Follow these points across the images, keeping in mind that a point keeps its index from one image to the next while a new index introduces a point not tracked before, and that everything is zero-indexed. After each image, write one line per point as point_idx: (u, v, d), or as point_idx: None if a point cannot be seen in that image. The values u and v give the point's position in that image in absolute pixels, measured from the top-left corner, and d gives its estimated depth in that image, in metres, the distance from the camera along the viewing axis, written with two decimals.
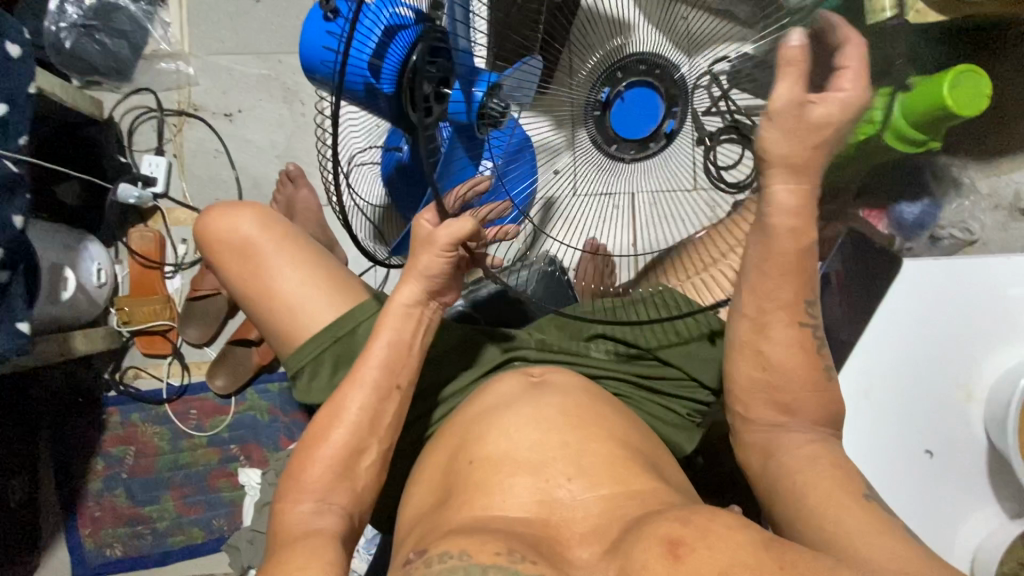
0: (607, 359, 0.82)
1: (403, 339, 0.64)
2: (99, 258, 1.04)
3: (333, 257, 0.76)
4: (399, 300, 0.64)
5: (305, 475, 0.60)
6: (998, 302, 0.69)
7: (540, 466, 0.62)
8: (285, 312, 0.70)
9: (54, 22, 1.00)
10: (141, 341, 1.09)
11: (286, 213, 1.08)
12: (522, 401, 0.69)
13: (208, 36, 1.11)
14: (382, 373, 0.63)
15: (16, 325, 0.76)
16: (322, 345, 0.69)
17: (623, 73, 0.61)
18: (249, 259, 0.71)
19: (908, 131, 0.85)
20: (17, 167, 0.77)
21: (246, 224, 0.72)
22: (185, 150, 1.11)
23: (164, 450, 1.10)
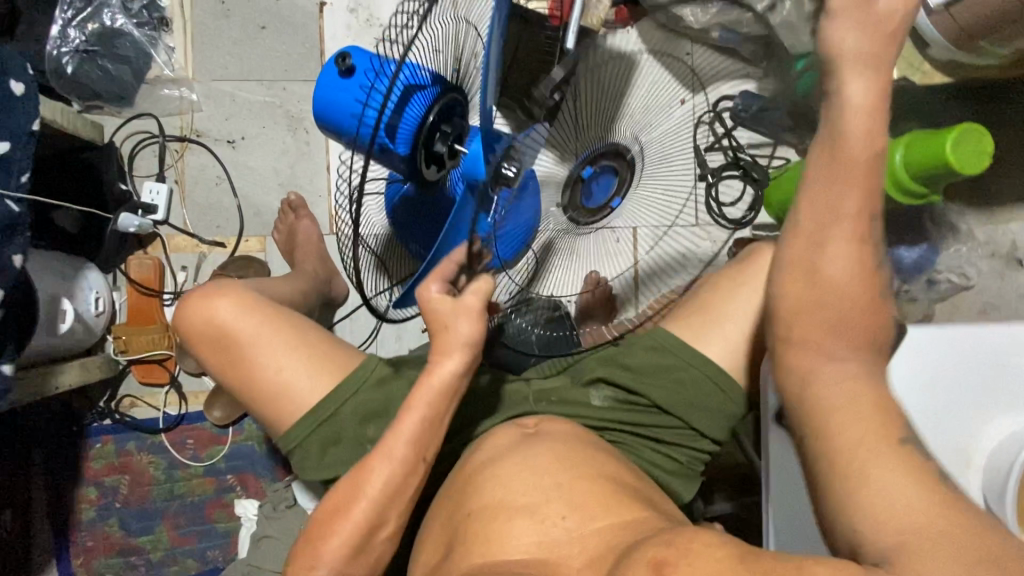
0: (606, 406, 0.81)
1: (436, 416, 0.62)
2: (97, 286, 1.02)
3: (316, 328, 0.70)
4: (442, 371, 0.62)
5: (323, 548, 0.60)
6: (997, 370, 0.70)
7: (535, 507, 0.62)
8: (274, 400, 0.65)
9: (56, 47, 0.99)
10: (138, 370, 1.08)
11: (288, 242, 1.07)
12: (517, 451, 0.70)
13: (212, 61, 1.10)
14: (410, 449, 0.61)
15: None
16: (309, 430, 0.65)
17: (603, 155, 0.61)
18: (226, 350, 0.66)
19: (908, 184, 0.85)
20: (20, 206, 0.75)
21: (222, 310, 0.67)
22: (187, 177, 1.10)
23: (159, 479, 1.09)
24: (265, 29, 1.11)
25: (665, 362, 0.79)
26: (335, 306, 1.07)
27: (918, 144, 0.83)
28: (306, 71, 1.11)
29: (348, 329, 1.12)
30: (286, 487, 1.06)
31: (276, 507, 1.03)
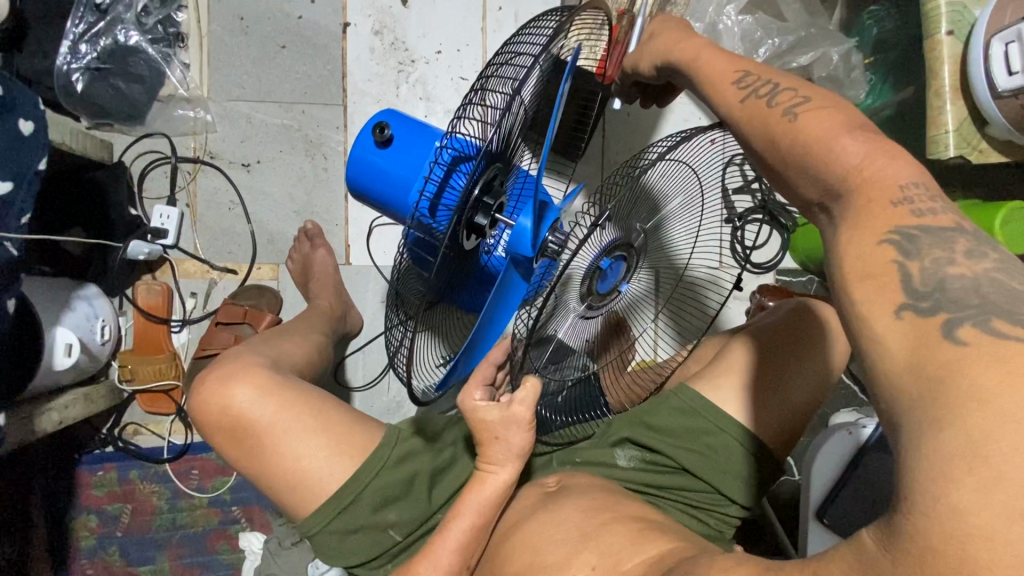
0: (633, 468, 0.78)
1: (485, 523, 0.60)
2: (103, 313, 0.98)
3: (335, 405, 0.68)
4: (489, 482, 0.61)
5: None
6: None
7: (563, 563, 0.59)
8: (295, 487, 0.64)
9: (66, 63, 0.94)
10: (143, 398, 1.05)
11: (303, 272, 1.04)
12: (539, 512, 0.68)
13: (229, 81, 1.06)
14: (456, 557, 0.59)
15: None
16: (329, 518, 0.64)
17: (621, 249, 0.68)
18: (244, 440, 0.64)
19: None
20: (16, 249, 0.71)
21: (238, 397, 0.64)
22: (198, 200, 1.06)
23: (162, 509, 1.06)
24: (285, 49, 1.07)
25: (690, 423, 0.75)
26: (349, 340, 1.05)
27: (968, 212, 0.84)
28: (327, 95, 1.07)
29: (360, 363, 1.09)
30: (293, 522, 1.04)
31: (282, 545, 1.01)
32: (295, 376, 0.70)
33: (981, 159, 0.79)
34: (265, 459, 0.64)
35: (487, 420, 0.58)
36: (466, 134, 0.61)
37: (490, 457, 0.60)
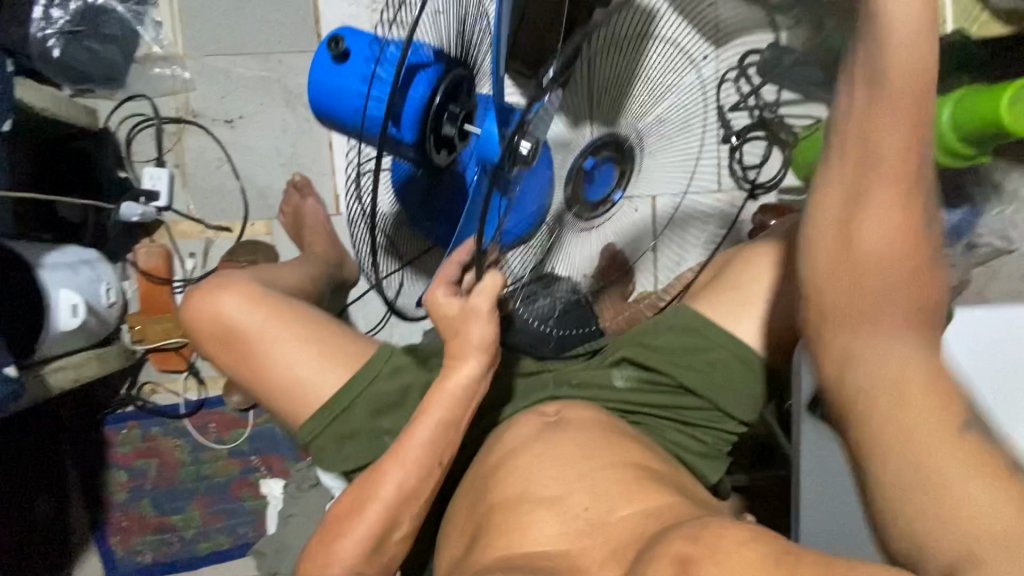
0: (628, 388, 0.77)
1: (454, 418, 0.61)
2: (106, 276, 1.00)
3: (323, 316, 0.72)
4: (457, 378, 0.60)
5: (337, 544, 0.60)
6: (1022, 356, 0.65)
7: (556, 497, 0.62)
8: (286, 393, 0.69)
9: (39, 30, 0.93)
10: (155, 357, 1.09)
11: (294, 225, 1.03)
12: (538, 440, 0.69)
13: (202, 35, 1.04)
14: (424, 453, 0.60)
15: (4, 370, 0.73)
16: (325, 423, 0.68)
17: (608, 146, 0.61)
18: (235, 346, 0.69)
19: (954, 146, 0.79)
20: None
21: (227, 305, 0.69)
22: (187, 160, 1.07)
23: (185, 462, 1.11)
24: None
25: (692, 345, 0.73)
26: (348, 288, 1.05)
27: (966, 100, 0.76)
28: (302, 42, 1.05)
29: (362, 312, 1.10)
30: (309, 468, 1.08)
31: (299, 488, 1.05)
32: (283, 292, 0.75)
33: (982, 33, 0.76)
34: (256, 363, 0.69)
35: (449, 314, 0.60)
36: (422, 39, 0.60)
37: (460, 359, 0.60)
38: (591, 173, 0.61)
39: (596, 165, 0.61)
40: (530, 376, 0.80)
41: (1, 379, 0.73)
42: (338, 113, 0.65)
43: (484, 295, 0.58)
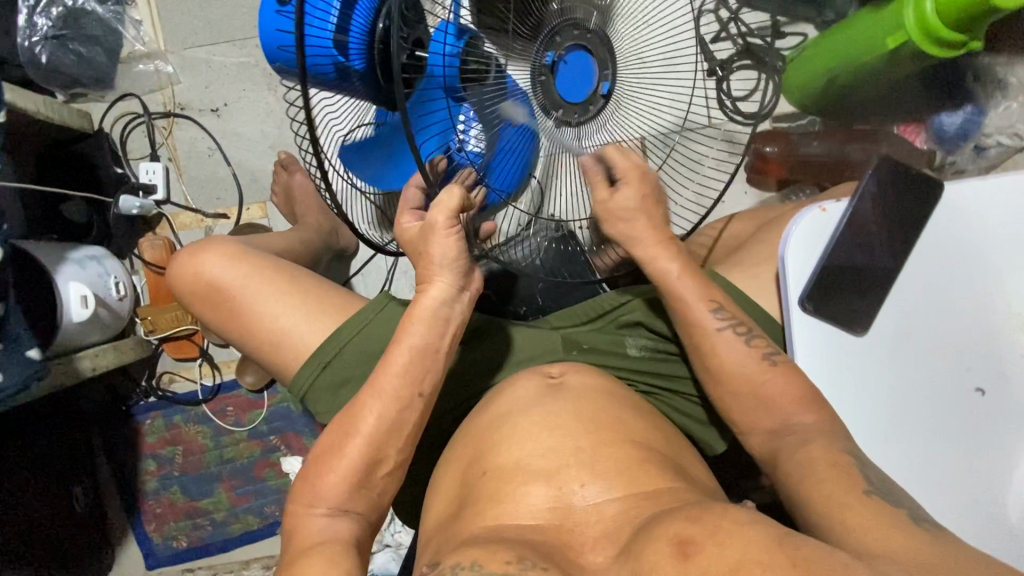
0: (641, 358, 0.73)
1: (430, 343, 0.63)
2: (115, 271, 1.03)
3: (303, 273, 0.76)
4: (428, 297, 0.63)
5: (320, 482, 0.60)
6: (991, 233, 0.64)
7: (553, 470, 0.55)
8: (273, 346, 0.72)
9: (26, 38, 0.97)
10: (169, 347, 1.12)
11: (286, 203, 1.05)
12: (541, 405, 0.61)
13: (182, 30, 1.07)
14: (401, 383, 0.61)
15: (24, 353, 0.75)
16: (314, 373, 0.70)
17: (561, 37, 0.62)
18: (221, 304, 0.73)
19: (939, 33, 0.76)
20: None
21: (209, 265, 0.74)
22: (179, 152, 1.10)
23: (208, 446, 1.14)
24: None
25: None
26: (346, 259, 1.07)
27: None
28: None
29: (363, 285, 1.11)
30: None
31: None
32: (267, 253, 0.79)
33: None
34: (242, 319, 0.72)
35: (413, 236, 0.64)
36: None
37: (430, 280, 0.63)
38: (561, 69, 0.62)
39: (562, 62, 0.62)
40: (531, 332, 0.74)
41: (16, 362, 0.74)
42: (280, 60, 0.67)
43: (440, 208, 0.60)
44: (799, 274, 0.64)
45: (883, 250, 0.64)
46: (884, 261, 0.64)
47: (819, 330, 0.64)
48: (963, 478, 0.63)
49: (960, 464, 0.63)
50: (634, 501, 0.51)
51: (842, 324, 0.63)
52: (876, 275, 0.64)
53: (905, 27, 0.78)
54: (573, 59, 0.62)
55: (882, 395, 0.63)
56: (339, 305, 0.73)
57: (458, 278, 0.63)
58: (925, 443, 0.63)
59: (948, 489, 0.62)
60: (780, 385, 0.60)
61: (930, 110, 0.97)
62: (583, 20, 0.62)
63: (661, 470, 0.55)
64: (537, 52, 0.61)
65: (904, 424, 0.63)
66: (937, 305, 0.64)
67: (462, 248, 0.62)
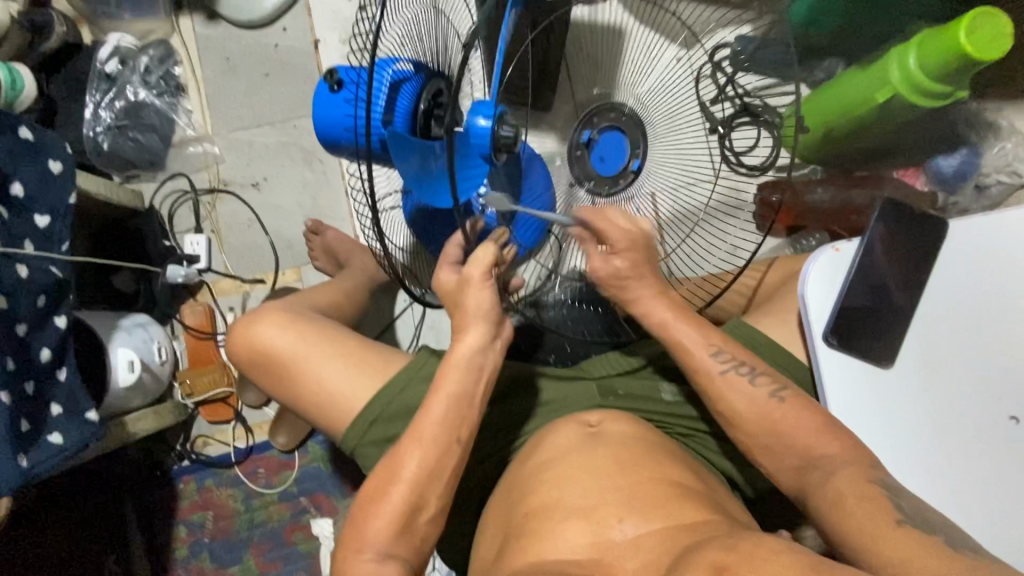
0: (678, 404, 0.74)
1: (465, 392, 0.65)
2: (157, 337, 1.08)
3: (347, 333, 0.80)
4: (463, 346, 0.66)
5: (367, 528, 0.62)
6: (1008, 269, 0.66)
7: (592, 508, 0.55)
8: (321, 407, 0.75)
9: (91, 128, 1.10)
10: (204, 410, 1.16)
11: (327, 262, 1.11)
12: (579, 447, 0.62)
13: (229, 115, 1.18)
14: (440, 430, 0.64)
15: (83, 415, 0.77)
16: (361, 431, 0.73)
17: (599, 119, 0.75)
18: (270, 371, 0.78)
19: (927, 85, 0.83)
20: (62, 271, 0.77)
21: (262, 333, 0.78)
22: (221, 224, 1.18)
23: (239, 510, 1.14)
24: (269, 75, 1.18)
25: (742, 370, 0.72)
26: (377, 316, 1.12)
27: (929, 42, 0.80)
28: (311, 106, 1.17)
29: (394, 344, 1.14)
30: None
31: None
32: (313, 314, 0.83)
33: None
34: (290, 385, 0.77)
35: (449, 289, 0.68)
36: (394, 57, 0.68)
37: (466, 329, 0.66)
38: (596, 147, 0.75)
39: (597, 139, 0.75)
40: (565, 385, 0.76)
41: (76, 423, 0.77)
42: (332, 136, 0.74)
43: (475, 263, 0.64)
44: (819, 309, 0.67)
45: (905, 285, 0.66)
46: (903, 300, 0.66)
47: (844, 364, 0.65)
48: (1005, 508, 0.63)
49: (999, 494, 0.63)
50: (672, 530, 0.51)
51: (867, 356, 0.65)
52: (894, 311, 0.66)
53: (891, 83, 0.85)
54: (606, 137, 0.74)
55: (913, 428, 0.64)
56: (380, 363, 0.76)
57: (489, 327, 0.66)
58: (962, 473, 0.64)
59: (989, 518, 0.63)
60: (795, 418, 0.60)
61: (926, 156, 1.02)
62: (619, 104, 0.75)
63: (699, 506, 0.55)
64: (578, 131, 0.76)
65: (936, 456, 0.64)
66: (956, 334, 0.66)
67: (493, 299, 0.66)
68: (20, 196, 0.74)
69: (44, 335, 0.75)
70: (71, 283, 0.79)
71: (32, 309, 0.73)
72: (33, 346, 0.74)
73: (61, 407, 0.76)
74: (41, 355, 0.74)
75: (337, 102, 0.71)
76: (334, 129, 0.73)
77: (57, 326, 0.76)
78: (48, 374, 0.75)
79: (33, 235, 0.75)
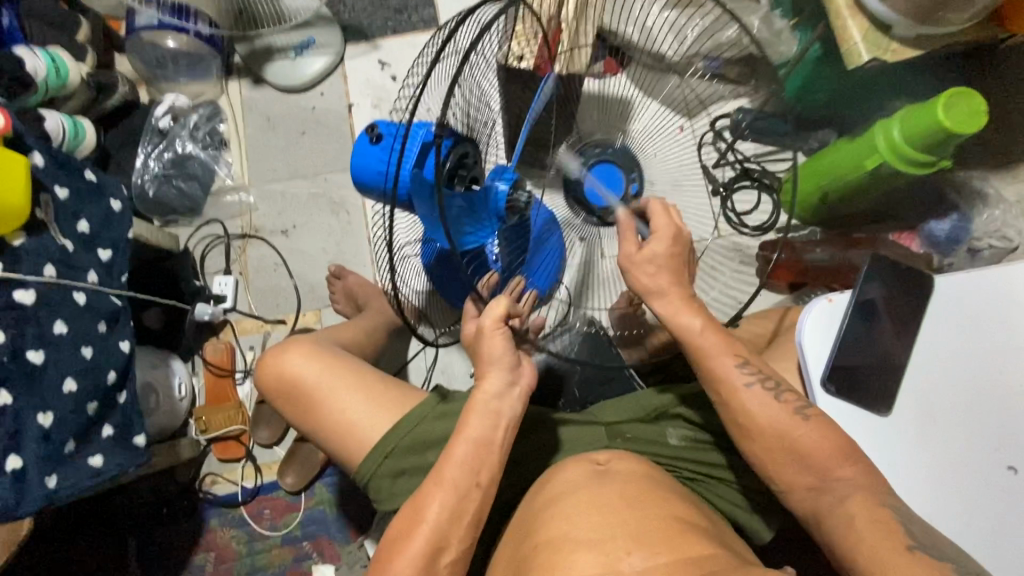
0: (685, 448, 0.76)
1: (486, 437, 0.68)
2: (180, 372, 1.12)
3: (369, 368, 0.83)
4: (483, 391, 0.69)
5: (392, 570, 0.65)
6: (999, 324, 0.69)
7: (601, 540, 0.56)
8: (341, 439, 0.78)
9: (140, 177, 1.20)
10: (217, 447, 1.17)
11: (347, 305, 1.16)
12: (587, 485, 0.64)
13: (265, 168, 1.28)
14: (462, 474, 0.66)
15: (132, 439, 0.84)
16: (376, 463, 0.75)
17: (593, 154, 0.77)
18: (296, 399, 0.81)
19: (911, 154, 0.90)
20: (119, 300, 0.85)
21: (290, 363, 0.82)
22: (249, 267, 1.25)
23: (242, 553, 1.13)
24: (305, 134, 1.29)
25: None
26: (391, 358, 1.16)
27: (911, 116, 0.88)
28: (342, 161, 1.27)
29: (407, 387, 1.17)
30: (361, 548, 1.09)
31: None
32: (338, 349, 0.87)
33: (896, 57, 0.87)
34: (312, 413, 0.80)
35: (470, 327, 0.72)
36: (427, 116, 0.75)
37: (489, 372, 0.69)
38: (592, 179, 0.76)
39: (591, 175, 0.76)
40: (574, 427, 0.79)
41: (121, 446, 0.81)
42: (365, 181, 0.80)
43: (490, 313, 0.67)
44: (817, 356, 0.70)
45: (898, 337, 0.70)
46: (902, 353, 0.69)
47: (842, 410, 0.68)
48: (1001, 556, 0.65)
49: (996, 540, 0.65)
50: (678, 566, 0.52)
51: (867, 404, 0.68)
52: (892, 363, 0.69)
53: (879, 151, 0.92)
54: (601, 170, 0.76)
55: (910, 470, 0.67)
56: (398, 397, 0.80)
57: (508, 372, 0.69)
58: (955, 514, 0.66)
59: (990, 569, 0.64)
60: (796, 458, 0.63)
61: (918, 220, 1.08)
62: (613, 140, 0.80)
63: (706, 541, 0.57)
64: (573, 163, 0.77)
65: (932, 498, 0.66)
66: (955, 387, 0.68)
67: (508, 348, 0.68)
68: (85, 232, 0.81)
69: (111, 358, 0.81)
70: (126, 311, 0.86)
71: (96, 334, 0.80)
72: (101, 368, 0.79)
73: (112, 429, 0.81)
74: (108, 377, 0.80)
75: (373, 151, 0.78)
76: (368, 176, 0.79)
77: (121, 349, 0.83)
78: (112, 394, 0.81)
79: (97, 267, 0.82)
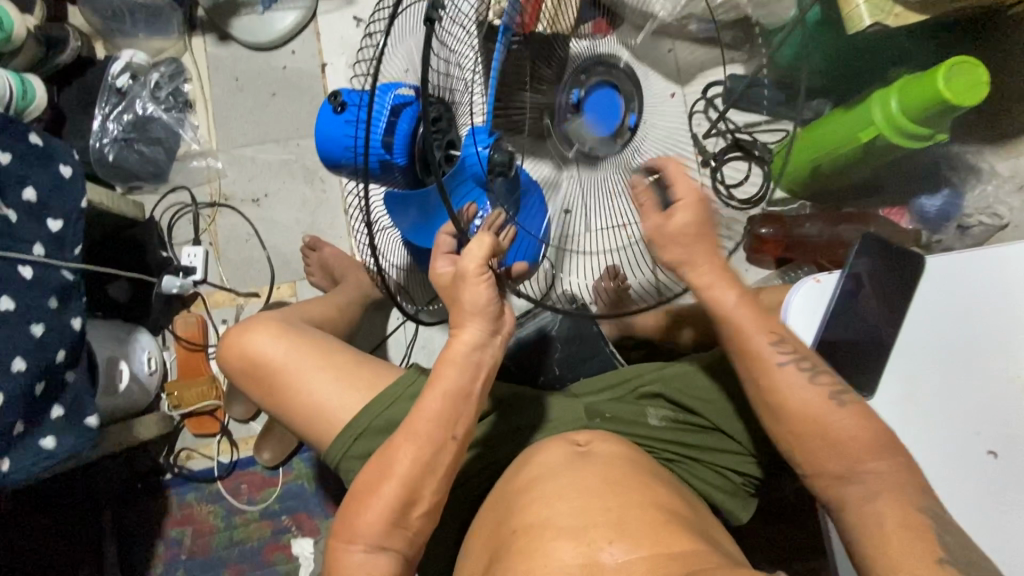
0: (663, 428, 0.75)
1: (460, 388, 0.65)
2: (149, 346, 1.09)
3: (340, 347, 0.80)
4: (460, 343, 0.65)
5: (359, 522, 0.63)
6: (984, 308, 0.68)
7: (581, 529, 0.54)
8: (311, 419, 0.76)
9: (98, 139, 1.12)
10: (191, 422, 1.14)
11: (323, 277, 1.12)
12: (566, 470, 0.62)
13: (234, 131, 1.21)
14: (435, 427, 0.64)
15: (84, 420, 0.78)
16: (347, 443, 0.72)
17: (586, 77, 0.70)
18: (262, 378, 0.78)
19: (907, 126, 0.86)
20: (72, 275, 0.80)
21: (255, 340, 0.79)
22: (219, 237, 1.19)
23: (219, 527, 1.12)
24: (275, 95, 1.22)
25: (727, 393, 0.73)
26: (369, 332, 1.13)
27: (909, 87, 0.84)
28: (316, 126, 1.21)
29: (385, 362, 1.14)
30: None
31: None
32: (311, 328, 0.84)
33: (898, 22, 0.82)
34: (279, 392, 0.77)
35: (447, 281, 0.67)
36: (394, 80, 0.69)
37: (461, 327, 0.65)
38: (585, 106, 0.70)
39: (588, 97, 0.69)
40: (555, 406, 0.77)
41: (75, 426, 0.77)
42: (332, 155, 0.77)
43: (469, 256, 0.63)
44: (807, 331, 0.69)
45: (887, 320, 0.68)
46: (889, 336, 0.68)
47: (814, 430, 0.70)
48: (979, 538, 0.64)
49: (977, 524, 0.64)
50: (659, 561, 0.51)
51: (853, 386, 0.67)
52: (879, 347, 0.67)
53: (874, 124, 0.88)
54: (597, 95, 0.69)
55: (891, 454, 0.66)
56: (370, 376, 0.77)
57: (487, 323, 0.65)
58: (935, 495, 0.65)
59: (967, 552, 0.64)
60: None
61: (909, 195, 1.05)
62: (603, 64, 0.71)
63: (685, 532, 0.55)
64: (563, 91, 0.70)
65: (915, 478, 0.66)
66: (938, 369, 0.67)
67: (490, 295, 0.64)
68: (32, 201, 0.75)
69: (62, 334, 0.76)
70: (78, 287, 0.81)
71: (48, 310, 0.75)
72: (52, 347, 0.75)
73: (62, 410, 0.76)
74: (58, 355, 0.76)
75: (337, 122, 0.75)
76: (335, 147, 0.76)
77: (73, 326, 0.79)
78: (61, 373, 0.77)
79: (46, 239, 0.77)
